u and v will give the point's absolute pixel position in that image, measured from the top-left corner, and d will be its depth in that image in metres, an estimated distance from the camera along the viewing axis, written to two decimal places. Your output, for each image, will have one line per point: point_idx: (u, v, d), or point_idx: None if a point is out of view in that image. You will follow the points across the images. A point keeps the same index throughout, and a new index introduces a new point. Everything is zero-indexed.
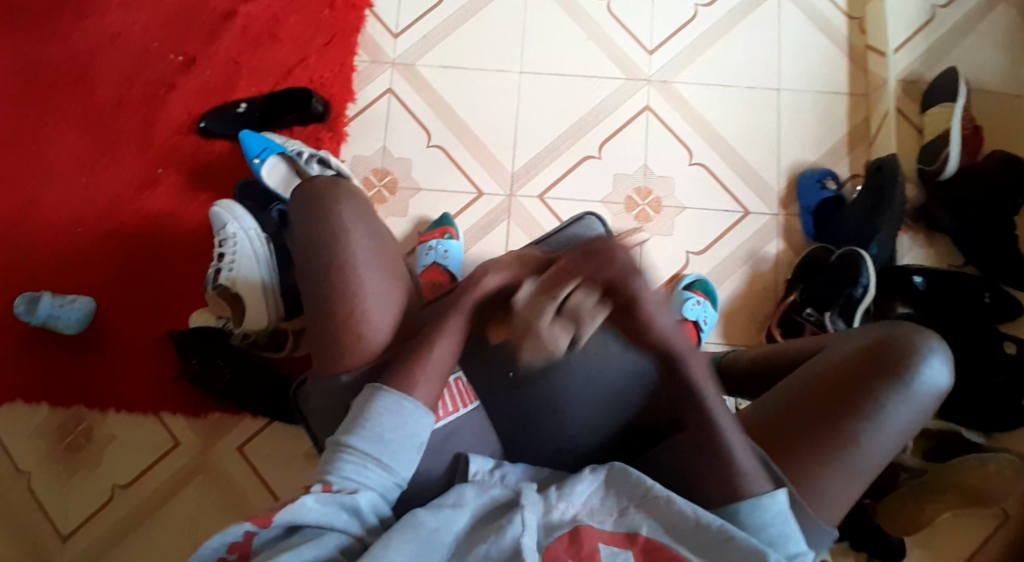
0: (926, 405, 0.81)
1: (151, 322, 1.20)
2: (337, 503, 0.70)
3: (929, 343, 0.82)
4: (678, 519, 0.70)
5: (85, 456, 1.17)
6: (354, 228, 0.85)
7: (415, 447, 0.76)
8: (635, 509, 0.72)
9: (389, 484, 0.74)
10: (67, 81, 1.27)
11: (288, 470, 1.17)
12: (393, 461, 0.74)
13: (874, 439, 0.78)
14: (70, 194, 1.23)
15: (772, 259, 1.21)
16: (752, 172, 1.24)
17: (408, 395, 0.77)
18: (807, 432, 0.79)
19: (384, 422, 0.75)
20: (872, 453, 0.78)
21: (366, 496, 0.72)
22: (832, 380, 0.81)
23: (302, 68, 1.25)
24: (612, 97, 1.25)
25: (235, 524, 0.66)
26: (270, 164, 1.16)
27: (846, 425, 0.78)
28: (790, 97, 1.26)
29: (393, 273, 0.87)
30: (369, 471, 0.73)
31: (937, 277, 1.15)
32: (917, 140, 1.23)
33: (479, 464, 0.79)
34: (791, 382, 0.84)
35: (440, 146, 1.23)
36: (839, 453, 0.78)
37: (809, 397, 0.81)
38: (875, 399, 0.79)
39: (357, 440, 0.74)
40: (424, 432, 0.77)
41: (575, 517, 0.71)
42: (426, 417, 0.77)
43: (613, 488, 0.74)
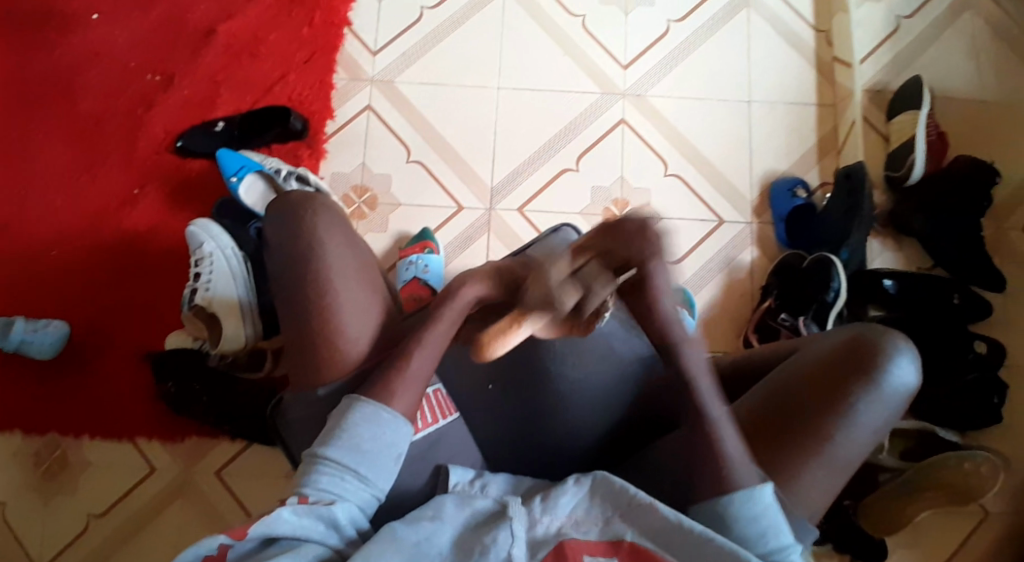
0: (901, 400, 0.83)
1: (130, 342, 1.19)
2: (314, 514, 0.69)
3: (899, 341, 0.83)
4: (660, 522, 0.71)
5: (61, 482, 1.15)
6: (335, 239, 0.86)
7: (392, 457, 0.76)
8: (618, 517, 0.72)
9: (367, 496, 0.74)
10: (43, 101, 1.26)
11: (268, 491, 1.16)
12: (370, 472, 0.74)
13: (852, 434, 0.80)
14: (46, 213, 1.22)
15: (747, 266, 1.23)
16: (726, 181, 1.26)
17: (386, 405, 0.77)
18: (786, 430, 0.81)
19: (360, 432, 0.75)
20: (851, 449, 0.80)
21: (343, 507, 0.71)
22: (809, 376, 0.83)
23: (280, 86, 1.26)
24: (589, 110, 1.27)
25: (209, 537, 0.65)
26: (248, 181, 1.16)
27: (820, 429, 0.80)
28: (762, 108, 1.29)
29: (374, 285, 0.87)
30: (346, 482, 0.73)
31: (907, 280, 1.18)
32: (884, 148, 1.27)
33: (458, 476, 0.80)
34: (769, 380, 0.86)
35: (420, 161, 1.24)
36: (815, 458, 0.79)
37: (787, 394, 0.83)
38: (852, 397, 0.80)
39: (333, 450, 0.74)
40: (402, 442, 0.77)
41: (560, 531, 0.71)
42: (404, 427, 0.77)
43: (597, 496, 0.74)
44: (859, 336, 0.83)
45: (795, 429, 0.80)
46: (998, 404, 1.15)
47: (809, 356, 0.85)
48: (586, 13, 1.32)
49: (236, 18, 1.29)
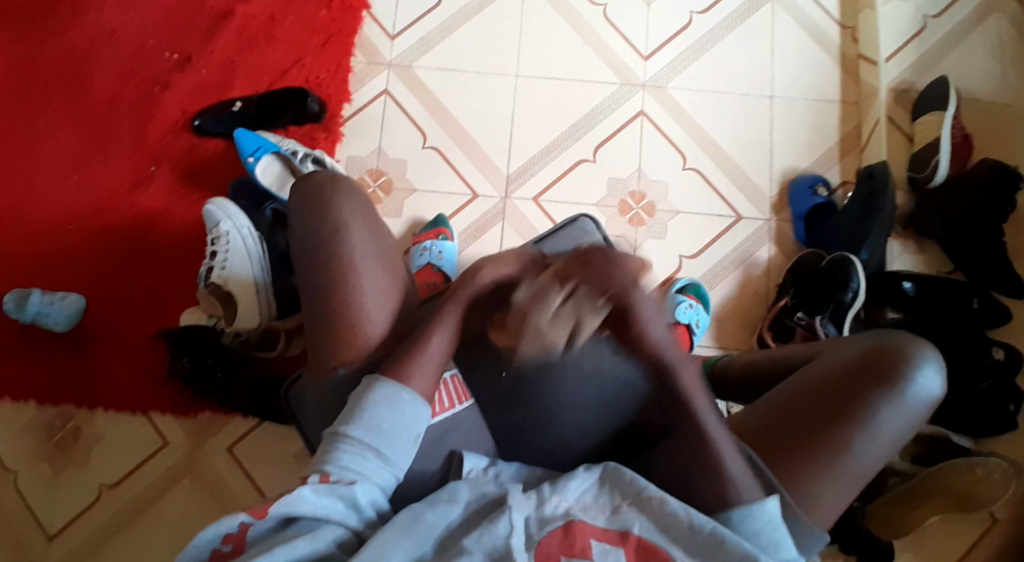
0: (920, 411, 0.81)
1: (143, 319, 1.19)
2: (335, 494, 0.69)
3: (921, 351, 0.82)
4: (670, 515, 0.71)
5: (74, 454, 1.16)
6: (355, 223, 0.86)
7: (411, 438, 0.76)
8: (629, 507, 0.72)
9: (388, 475, 0.74)
10: (63, 77, 1.27)
11: (278, 469, 1.17)
12: (391, 452, 0.74)
13: (867, 442, 0.79)
14: (64, 190, 1.23)
15: (764, 264, 1.22)
16: (744, 177, 1.25)
17: (406, 385, 0.77)
18: (799, 432, 0.80)
19: (382, 413, 0.75)
20: (868, 457, 0.78)
21: (364, 487, 0.71)
22: (825, 383, 0.82)
23: (298, 68, 1.26)
24: (607, 102, 1.26)
25: (230, 515, 0.66)
26: (265, 162, 1.16)
27: (838, 434, 0.79)
28: (783, 105, 1.27)
29: (393, 270, 0.87)
30: (368, 461, 0.73)
31: (926, 282, 1.16)
32: (907, 148, 1.25)
33: (472, 462, 0.79)
34: (785, 385, 0.85)
35: (436, 147, 1.23)
36: (830, 462, 0.78)
37: (802, 399, 0.82)
38: (871, 405, 0.79)
39: (354, 429, 0.74)
40: (420, 423, 0.77)
41: (568, 512, 0.71)
42: (422, 408, 0.77)
43: (608, 486, 0.74)
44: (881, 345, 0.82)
45: (811, 433, 0.79)
46: (1013, 412, 1.13)
47: (828, 365, 0.84)
48: (606, 3, 1.30)
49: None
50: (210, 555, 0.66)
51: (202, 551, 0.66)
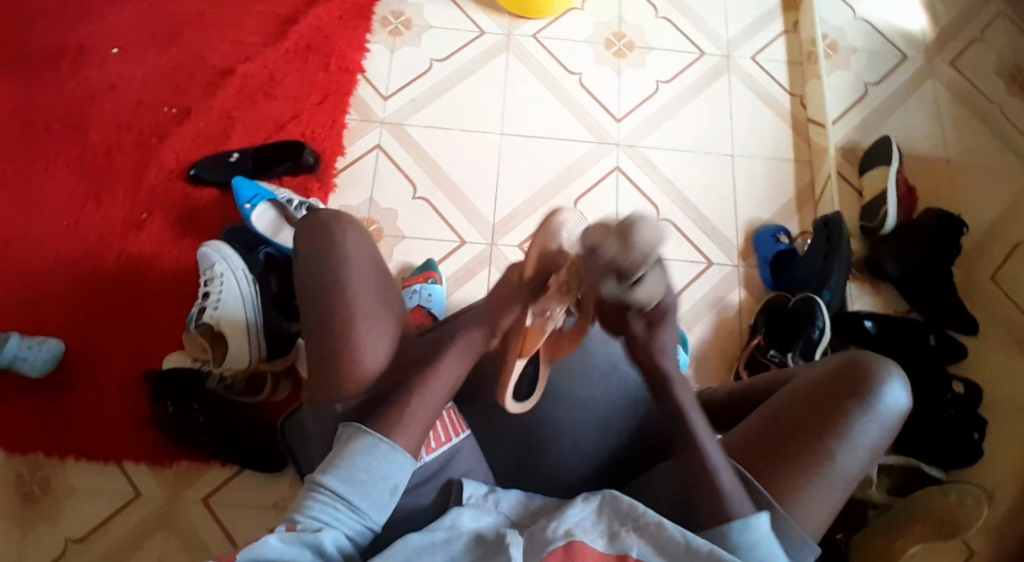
0: (895, 423, 0.85)
1: (127, 363, 1.18)
2: (301, 541, 0.69)
3: (890, 364, 0.86)
4: (665, 537, 0.71)
5: (41, 507, 1.12)
6: (357, 247, 0.85)
7: (387, 489, 0.75)
8: (627, 531, 0.73)
9: (358, 525, 0.73)
10: (59, 129, 1.30)
11: (257, 524, 1.13)
12: (364, 502, 0.73)
13: (848, 454, 0.81)
14: (51, 236, 1.24)
15: (735, 306, 1.29)
16: (713, 226, 1.34)
17: (385, 437, 0.76)
18: (787, 447, 0.82)
19: (357, 463, 0.75)
20: (850, 465, 0.81)
21: (331, 535, 0.71)
22: (806, 399, 0.85)
23: (294, 123, 1.32)
24: (585, 157, 1.35)
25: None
26: (260, 210, 1.21)
27: (821, 444, 0.82)
28: (744, 161, 1.38)
29: (390, 301, 0.86)
30: (339, 511, 0.73)
31: (885, 321, 1.25)
32: (858, 201, 1.36)
33: (472, 488, 0.80)
34: (771, 404, 0.88)
35: (425, 198, 1.29)
36: (815, 471, 0.81)
37: (787, 415, 0.85)
38: (850, 416, 0.82)
39: (328, 478, 0.73)
40: (399, 476, 0.76)
41: (569, 533, 0.71)
42: (404, 460, 0.76)
43: (604, 513, 0.74)
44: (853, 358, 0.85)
45: (796, 445, 0.82)
46: (977, 439, 1.20)
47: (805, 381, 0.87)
48: (581, 71, 1.42)
49: (253, 60, 1.37)
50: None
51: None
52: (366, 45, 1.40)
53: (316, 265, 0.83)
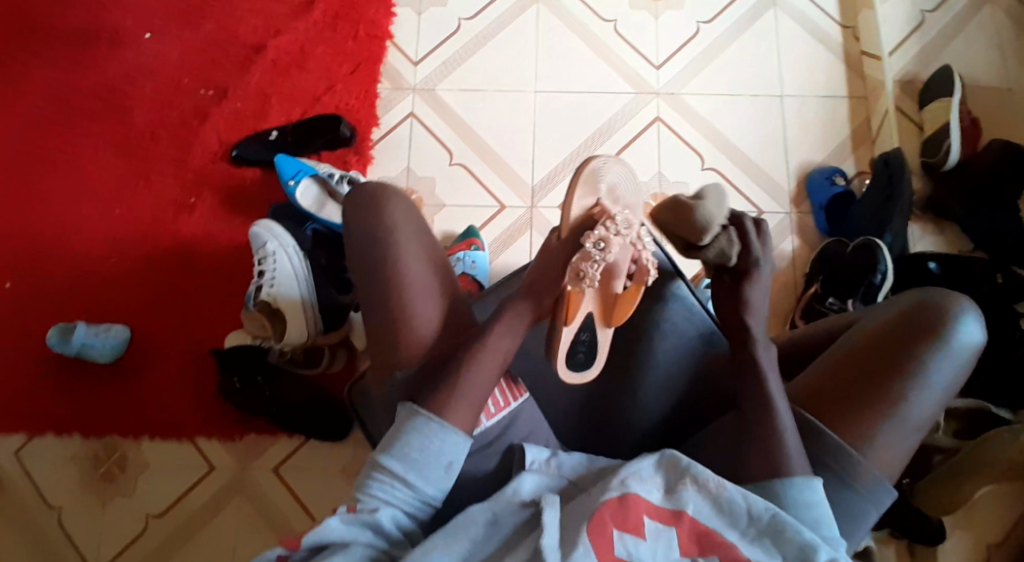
0: (968, 362, 0.82)
1: (188, 344, 1.22)
2: (360, 521, 0.70)
3: (961, 303, 0.84)
4: (726, 498, 0.71)
5: (120, 484, 1.18)
6: (404, 224, 0.85)
7: (443, 467, 0.75)
8: (684, 485, 0.72)
9: (416, 502, 0.73)
10: (101, 118, 1.32)
11: (327, 489, 1.18)
12: (420, 481, 0.73)
13: (920, 394, 0.80)
14: (104, 225, 1.27)
15: (789, 255, 1.25)
16: (763, 172, 1.29)
17: (436, 416, 0.75)
18: (858, 390, 0.81)
19: (411, 442, 0.74)
20: (923, 405, 0.80)
21: (389, 513, 0.72)
22: (874, 341, 0.83)
23: (328, 96, 1.31)
24: (625, 109, 1.31)
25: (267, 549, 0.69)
26: (304, 185, 1.22)
27: (893, 386, 0.80)
28: (794, 102, 1.32)
29: (443, 276, 0.86)
30: (395, 488, 0.73)
31: (950, 261, 1.19)
32: (918, 136, 1.29)
33: (534, 454, 0.79)
34: (836, 347, 0.86)
35: (462, 163, 1.27)
36: (887, 413, 0.79)
37: (855, 358, 0.83)
38: (921, 356, 0.80)
39: (384, 459, 0.74)
40: (453, 454, 0.75)
41: (623, 483, 0.72)
42: (456, 439, 0.75)
43: (663, 468, 0.74)
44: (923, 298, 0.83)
45: (868, 388, 0.80)
46: None
47: (872, 324, 0.85)
48: (616, 18, 1.37)
49: (283, 34, 1.35)
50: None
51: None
52: (394, 9, 1.37)
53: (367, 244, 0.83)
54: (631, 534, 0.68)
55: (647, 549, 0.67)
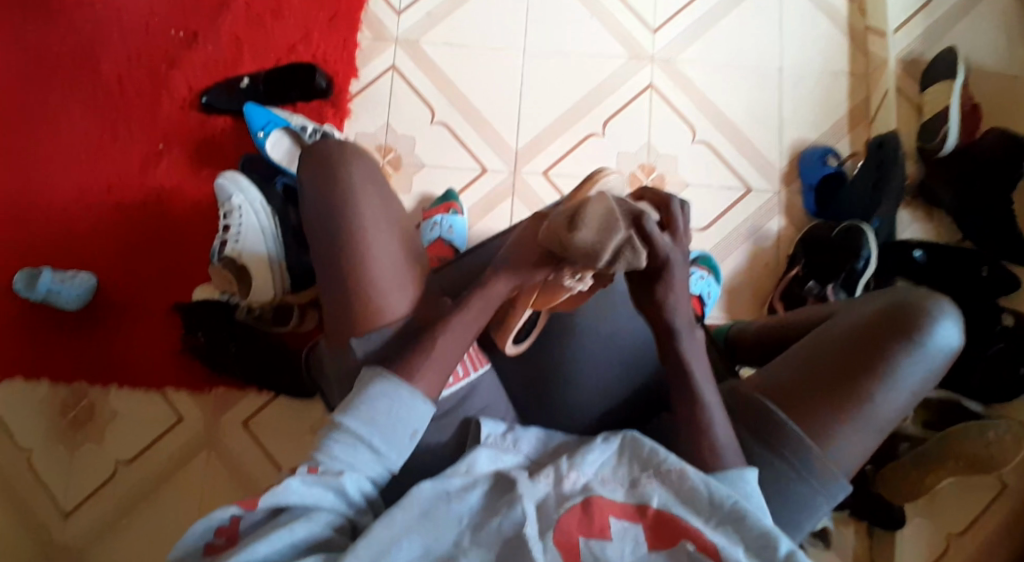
0: (941, 365, 0.81)
1: (155, 297, 1.19)
2: (323, 484, 0.69)
3: (942, 304, 0.81)
4: (688, 487, 0.70)
5: (88, 432, 1.16)
6: (366, 181, 0.80)
7: (408, 433, 0.74)
8: (648, 478, 0.72)
9: (378, 467, 0.73)
10: (69, 57, 1.27)
11: (295, 448, 1.16)
12: (384, 444, 0.72)
13: (889, 393, 0.78)
14: (72, 170, 1.23)
15: (774, 236, 1.22)
16: (755, 149, 1.25)
17: (406, 381, 0.74)
18: (825, 386, 0.79)
19: (377, 405, 0.73)
20: (889, 406, 0.78)
21: (352, 477, 0.71)
22: (847, 338, 0.81)
23: (304, 44, 1.26)
24: (617, 74, 1.26)
25: (221, 509, 0.68)
26: (274, 138, 1.18)
27: (861, 386, 0.78)
28: (793, 77, 1.27)
29: (407, 240, 0.82)
30: (359, 451, 0.72)
31: (936, 250, 1.17)
32: (917, 120, 1.25)
33: (491, 427, 0.78)
34: (810, 340, 0.84)
35: (444, 122, 1.23)
36: (852, 412, 0.78)
37: (829, 349, 0.81)
38: (894, 357, 0.79)
39: (348, 418, 0.72)
40: (420, 420, 0.74)
41: (587, 486, 0.71)
42: (423, 405, 0.75)
43: (625, 457, 0.74)
44: (903, 298, 0.81)
45: (836, 385, 0.79)
46: None
47: (849, 319, 0.83)
48: None
49: None
50: (205, 549, 0.68)
51: (197, 546, 0.68)
52: None
53: (327, 203, 0.79)
54: (598, 538, 0.67)
55: (615, 550, 0.66)
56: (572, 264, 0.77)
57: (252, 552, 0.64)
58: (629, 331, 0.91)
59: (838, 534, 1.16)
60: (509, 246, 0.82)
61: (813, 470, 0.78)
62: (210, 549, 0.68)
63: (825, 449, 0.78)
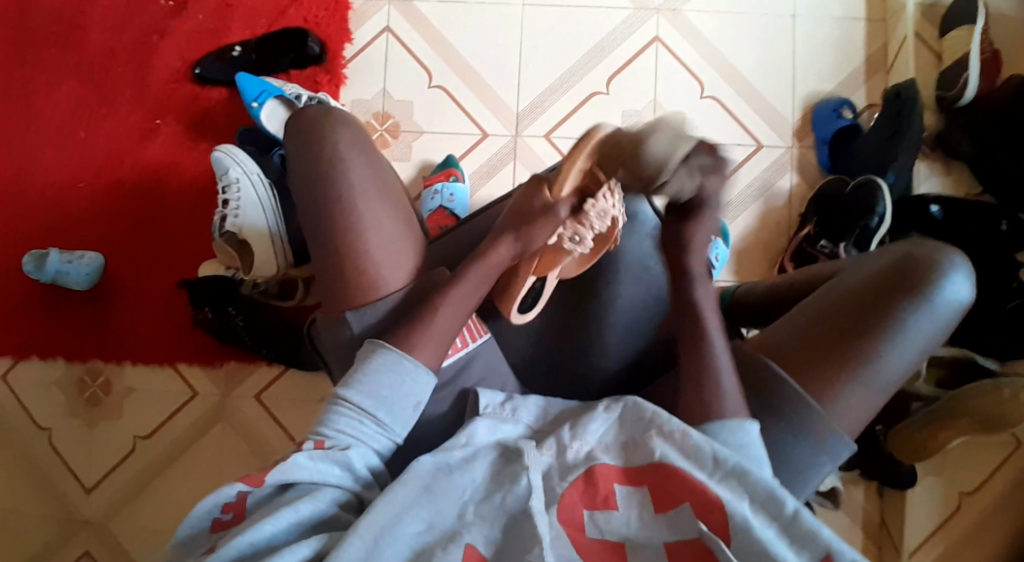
0: (950, 319, 0.78)
1: (161, 273, 1.20)
2: (330, 459, 0.68)
3: (951, 256, 0.79)
4: (692, 446, 0.68)
5: (107, 407, 1.19)
6: (352, 156, 0.79)
7: (412, 405, 0.74)
8: (650, 438, 0.70)
9: (384, 441, 0.72)
10: (60, 31, 1.25)
11: (307, 416, 1.18)
12: (389, 417, 0.73)
13: (897, 349, 0.76)
14: (71, 147, 1.22)
15: (785, 193, 1.18)
16: (766, 102, 1.20)
17: (409, 354, 0.74)
18: (828, 343, 0.77)
19: (381, 379, 0.73)
20: (895, 362, 0.76)
21: (359, 452, 0.70)
22: (852, 294, 0.78)
23: (295, 7, 1.22)
24: (620, 28, 1.21)
25: (228, 485, 0.65)
26: (269, 107, 1.14)
27: (866, 342, 0.76)
28: (807, 23, 1.21)
29: (400, 211, 0.82)
30: (364, 425, 0.71)
31: (954, 205, 1.13)
32: (937, 66, 1.19)
33: (489, 398, 0.77)
34: (814, 296, 0.81)
35: (442, 86, 1.20)
36: (857, 369, 0.76)
37: (830, 309, 0.79)
38: (900, 313, 0.76)
39: (351, 393, 0.72)
40: (423, 392, 0.74)
41: (590, 455, 0.70)
42: (425, 378, 0.75)
43: (625, 423, 0.72)
44: (910, 252, 0.78)
45: (840, 341, 0.77)
46: None
47: (855, 274, 0.81)
48: None
49: None
50: (211, 526, 0.66)
51: (202, 523, 0.66)
52: None
53: (316, 184, 0.78)
54: (602, 509, 0.66)
55: (620, 518, 0.66)
56: (575, 225, 0.77)
57: (256, 533, 0.62)
58: (636, 295, 0.86)
59: (847, 493, 1.18)
60: (506, 220, 0.81)
61: (817, 427, 0.76)
62: (216, 525, 0.65)
63: (829, 406, 0.76)
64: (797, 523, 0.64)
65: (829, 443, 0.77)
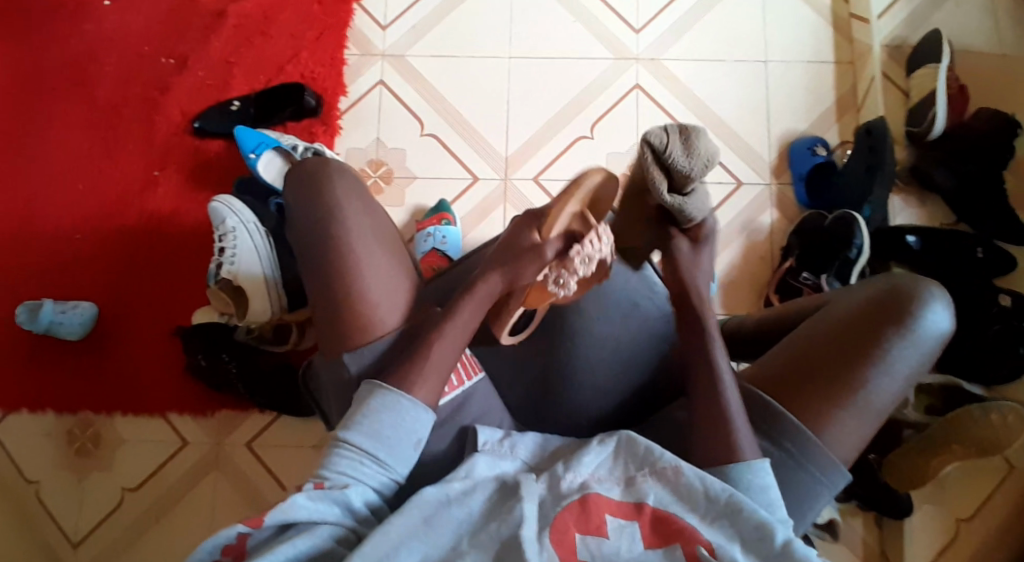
0: (932, 348, 0.80)
1: (156, 320, 1.21)
2: (329, 499, 0.67)
3: (932, 288, 0.81)
4: (683, 483, 0.69)
5: (98, 458, 1.18)
6: (349, 199, 0.82)
7: (412, 444, 0.74)
8: (643, 476, 0.71)
9: (384, 480, 0.72)
10: (62, 89, 1.30)
11: (301, 463, 1.18)
12: (389, 457, 0.72)
13: (882, 381, 0.77)
14: (69, 199, 1.26)
15: (767, 228, 1.22)
16: (742, 141, 1.25)
17: (406, 392, 0.74)
18: (817, 377, 0.78)
19: (381, 419, 0.73)
20: (883, 392, 0.78)
21: (358, 490, 0.70)
22: (840, 328, 0.80)
23: (293, 63, 1.29)
24: (602, 77, 1.27)
25: (228, 526, 0.65)
26: (266, 157, 1.19)
27: (854, 374, 0.78)
28: (778, 68, 1.28)
29: (395, 253, 0.84)
30: (364, 465, 0.71)
31: (930, 235, 1.17)
32: (904, 104, 1.26)
33: (487, 434, 0.77)
34: (801, 331, 0.83)
35: (434, 134, 1.25)
36: (847, 400, 0.77)
37: (816, 344, 0.80)
38: (883, 345, 0.78)
39: (352, 434, 0.72)
40: (422, 430, 0.75)
41: (584, 485, 0.70)
42: (425, 414, 0.75)
43: (621, 457, 0.73)
44: (891, 285, 0.80)
45: (827, 373, 0.78)
46: None
47: (840, 308, 0.82)
48: None
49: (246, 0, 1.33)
50: None
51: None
52: None
53: (312, 221, 0.81)
54: (595, 535, 0.65)
55: (611, 547, 0.64)
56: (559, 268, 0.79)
57: None
58: (630, 330, 0.88)
59: (846, 526, 1.16)
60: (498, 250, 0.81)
61: (813, 458, 0.77)
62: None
63: (821, 437, 0.77)
64: (788, 555, 0.65)
65: (824, 477, 0.77)
